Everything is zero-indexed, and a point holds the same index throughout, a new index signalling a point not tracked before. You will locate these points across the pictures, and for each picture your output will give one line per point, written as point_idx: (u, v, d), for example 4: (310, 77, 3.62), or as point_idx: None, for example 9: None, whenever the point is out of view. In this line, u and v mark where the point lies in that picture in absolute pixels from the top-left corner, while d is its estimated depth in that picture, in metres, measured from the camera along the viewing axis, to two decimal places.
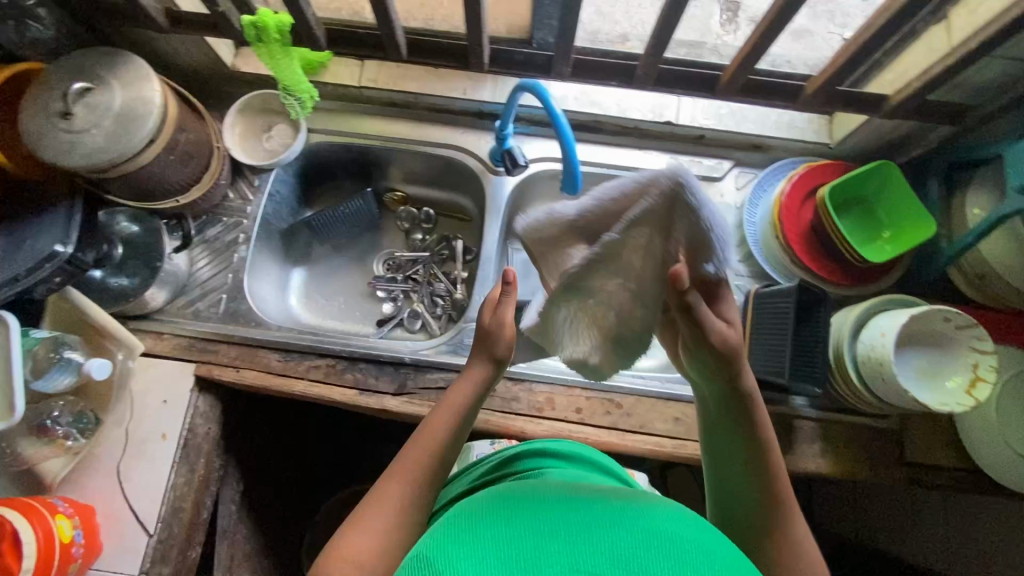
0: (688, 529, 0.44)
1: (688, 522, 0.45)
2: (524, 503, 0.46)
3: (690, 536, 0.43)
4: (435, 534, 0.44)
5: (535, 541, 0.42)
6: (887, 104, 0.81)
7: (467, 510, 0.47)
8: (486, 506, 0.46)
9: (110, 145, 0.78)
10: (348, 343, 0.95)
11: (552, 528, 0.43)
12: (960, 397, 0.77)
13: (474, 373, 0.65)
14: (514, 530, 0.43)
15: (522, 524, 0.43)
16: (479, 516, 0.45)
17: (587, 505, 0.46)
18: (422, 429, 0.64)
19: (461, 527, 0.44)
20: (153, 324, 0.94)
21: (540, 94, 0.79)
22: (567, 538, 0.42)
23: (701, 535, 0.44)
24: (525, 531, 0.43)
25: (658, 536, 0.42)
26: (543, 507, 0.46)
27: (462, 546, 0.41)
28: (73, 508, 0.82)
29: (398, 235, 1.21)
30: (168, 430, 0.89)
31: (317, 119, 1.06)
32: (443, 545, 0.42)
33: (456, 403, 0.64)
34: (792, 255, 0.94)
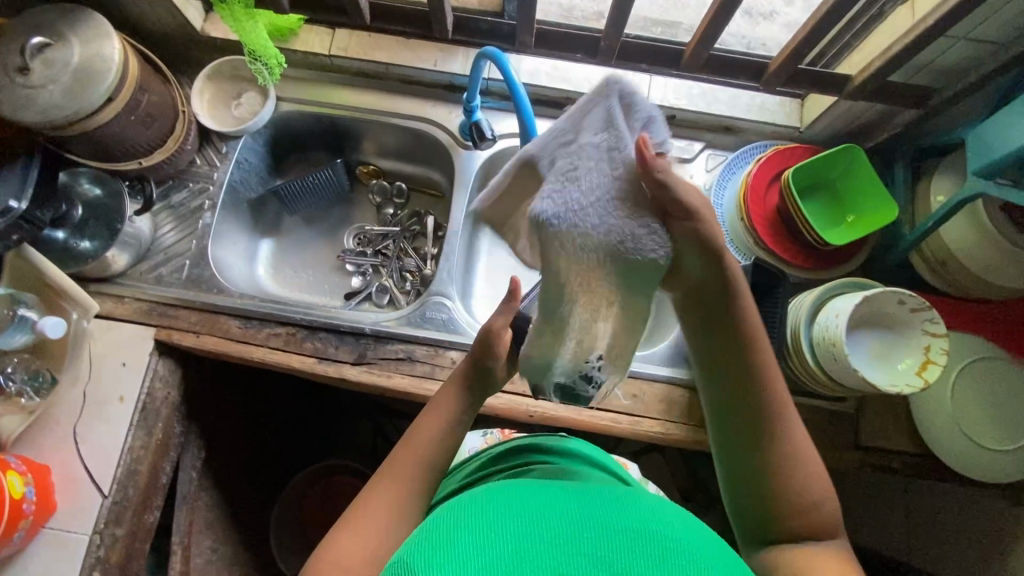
0: (673, 526, 0.45)
1: (674, 521, 0.46)
2: (505, 502, 0.47)
3: (675, 535, 0.44)
4: (418, 538, 0.45)
5: (516, 539, 0.42)
6: (850, 84, 0.81)
7: (450, 511, 0.47)
8: (468, 507, 0.47)
9: (67, 102, 0.78)
10: (309, 312, 0.94)
11: (533, 526, 0.44)
12: (910, 378, 0.77)
13: (462, 376, 0.68)
14: (495, 530, 0.43)
15: (503, 523, 0.44)
16: (461, 517, 0.45)
17: (567, 502, 0.47)
18: (411, 433, 0.65)
19: (446, 529, 0.44)
20: (114, 287, 0.94)
21: (501, 63, 0.78)
22: (547, 536, 0.43)
23: (687, 533, 0.45)
24: (506, 530, 0.43)
25: (646, 537, 0.43)
26: (524, 503, 0.46)
27: (444, 549, 0.42)
28: (26, 466, 0.82)
29: (370, 209, 1.20)
30: (126, 393, 0.89)
31: (287, 88, 1.06)
32: (425, 549, 0.42)
33: (445, 408, 0.66)
34: (756, 237, 0.94)
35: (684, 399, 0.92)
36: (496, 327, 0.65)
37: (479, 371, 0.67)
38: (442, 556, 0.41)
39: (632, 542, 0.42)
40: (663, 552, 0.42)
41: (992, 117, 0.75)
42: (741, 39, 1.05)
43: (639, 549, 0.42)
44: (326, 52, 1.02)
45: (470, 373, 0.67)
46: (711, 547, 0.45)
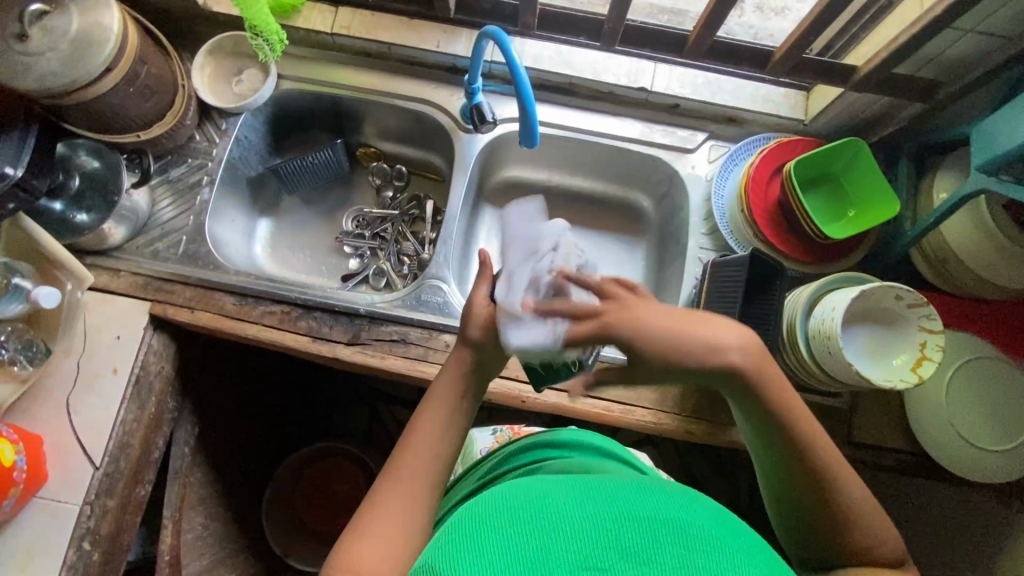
0: (693, 512, 0.46)
1: (693, 505, 0.47)
2: (523, 499, 0.48)
3: (696, 520, 0.45)
4: (442, 543, 0.46)
5: (538, 535, 0.43)
6: (856, 76, 0.80)
7: (471, 512, 0.48)
8: (487, 507, 0.48)
9: (65, 70, 0.77)
10: (305, 291, 0.94)
11: (553, 521, 0.44)
12: (904, 374, 0.77)
13: (454, 370, 0.65)
14: (516, 528, 0.44)
15: (524, 521, 0.45)
16: (483, 518, 0.46)
17: (586, 494, 0.48)
18: (409, 437, 0.63)
19: (469, 530, 0.45)
20: (110, 261, 0.94)
21: (502, 43, 0.77)
22: (568, 530, 0.43)
23: (707, 518, 0.46)
24: (528, 527, 0.44)
25: (669, 527, 0.44)
26: (543, 499, 0.47)
27: (468, 551, 0.43)
28: (18, 434, 0.83)
29: (369, 191, 1.20)
30: (120, 366, 0.89)
31: (289, 65, 1.05)
32: (450, 552, 0.43)
33: (444, 405, 0.64)
34: (755, 229, 0.94)
35: (677, 390, 0.92)
36: (477, 300, 0.64)
37: (475, 361, 0.65)
38: (467, 559, 0.42)
39: (654, 532, 0.43)
40: (686, 539, 0.43)
41: (997, 112, 0.74)
42: (748, 29, 1.03)
43: (662, 538, 0.43)
44: (328, 30, 1.01)
45: (466, 364, 0.65)
46: (733, 531, 0.46)
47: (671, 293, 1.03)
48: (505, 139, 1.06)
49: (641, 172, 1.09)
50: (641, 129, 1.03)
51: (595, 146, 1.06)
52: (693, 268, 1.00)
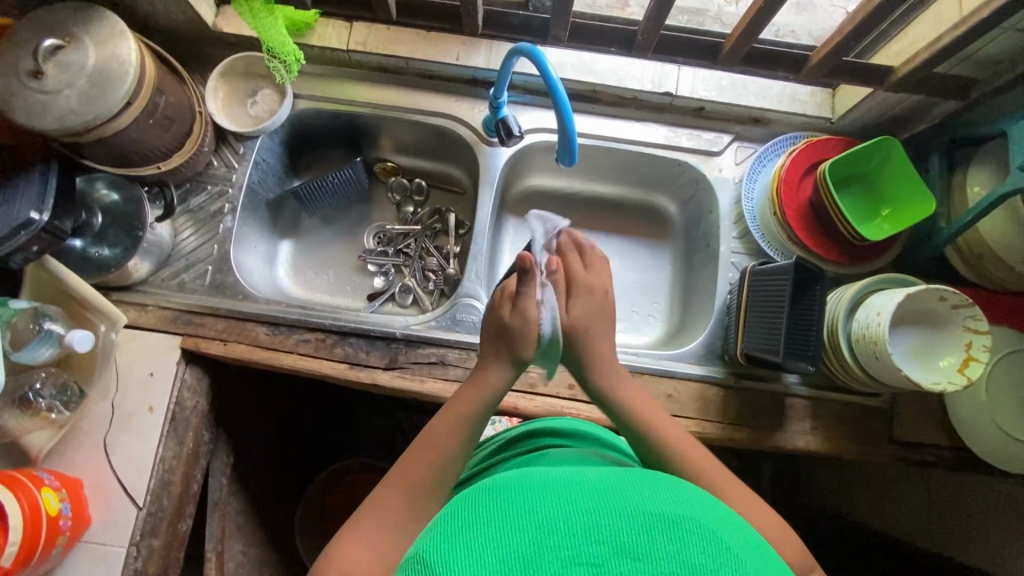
0: (693, 507, 0.44)
1: (692, 499, 0.45)
2: (518, 489, 0.45)
3: (693, 514, 0.42)
4: (432, 536, 0.43)
5: (529, 529, 0.41)
6: (893, 76, 0.79)
7: (460, 504, 0.45)
8: (481, 497, 0.45)
9: (84, 108, 0.74)
10: (339, 317, 0.93)
11: (546, 513, 0.42)
12: (952, 376, 0.77)
13: (486, 379, 0.69)
14: (509, 520, 0.41)
15: (517, 512, 0.42)
16: (476, 511, 0.43)
17: (583, 486, 0.45)
18: (421, 439, 0.65)
19: (460, 522, 0.43)
20: (137, 296, 0.92)
21: (536, 59, 0.75)
22: (563, 524, 0.41)
23: (708, 515, 0.43)
24: (520, 518, 0.41)
25: (669, 522, 0.41)
26: (539, 489, 0.45)
27: (457, 542, 0.40)
28: (59, 481, 0.81)
29: (389, 207, 1.18)
30: (155, 403, 0.88)
31: (305, 84, 1.02)
32: (439, 543, 0.41)
33: (460, 414, 0.66)
34: (789, 232, 0.93)
35: (718, 397, 0.92)
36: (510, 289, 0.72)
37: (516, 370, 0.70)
38: (455, 549, 0.40)
39: (653, 528, 0.40)
40: (686, 536, 0.40)
41: None
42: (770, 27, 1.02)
43: (661, 535, 0.40)
44: (344, 47, 0.98)
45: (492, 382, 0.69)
46: (730, 525, 0.44)
47: (703, 299, 1.03)
48: (530, 149, 1.06)
49: (666, 176, 1.08)
50: (666, 134, 1.02)
51: (620, 153, 1.05)
52: (727, 273, 0.99)
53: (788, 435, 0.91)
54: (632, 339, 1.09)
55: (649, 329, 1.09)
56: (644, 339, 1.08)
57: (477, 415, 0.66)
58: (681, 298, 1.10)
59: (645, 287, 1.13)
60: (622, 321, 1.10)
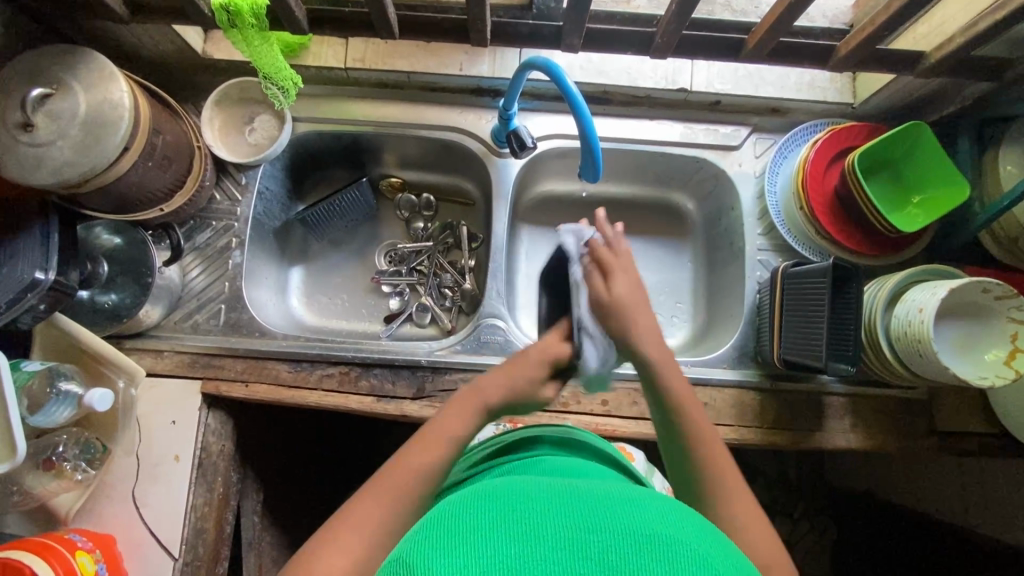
0: (690, 530, 0.40)
1: (690, 522, 0.41)
2: (508, 495, 0.43)
3: (689, 538, 0.39)
4: (414, 535, 0.41)
5: (513, 537, 0.38)
6: (925, 62, 0.75)
7: (445, 508, 0.43)
8: (468, 501, 0.43)
9: (80, 158, 0.70)
10: (362, 347, 0.91)
11: (531, 522, 0.39)
12: (1000, 369, 0.75)
13: (469, 404, 0.65)
14: (494, 525, 0.39)
15: (501, 518, 0.40)
16: (463, 513, 0.41)
17: (575, 498, 0.42)
18: (400, 455, 0.60)
19: (445, 524, 0.40)
20: (151, 342, 0.89)
21: (551, 70, 0.71)
22: (548, 537, 0.38)
23: (705, 540, 0.40)
24: (504, 526, 0.39)
25: (663, 541, 0.38)
26: (527, 498, 0.42)
27: (437, 543, 0.38)
28: (91, 540, 0.79)
29: (398, 224, 1.14)
30: (181, 452, 0.85)
31: (304, 107, 0.98)
32: (421, 545, 0.39)
33: (448, 436, 0.62)
34: (818, 227, 0.90)
35: (755, 402, 0.90)
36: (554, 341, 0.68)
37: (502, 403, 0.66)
38: (432, 550, 0.37)
39: (642, 548, 0.37)
40: (677, 559, 0.37)
41: None
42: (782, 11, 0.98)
43: (651, 555, 0.37)
44: (342, 66, 0.94)
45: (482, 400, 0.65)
46: (726, 554, 0.40)
47: (730, 298, 1.00)
48: (543, 157, 1.02)
49: (683, 174, 1.05)
50: (682, 131, 0.98)
51: (636, 154, 1.01)
52: (754, 271, 0.96)
53: (828, 435, 0.89)
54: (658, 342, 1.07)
55: (674, 331, 1.07)
56: (671, 342, 1.06)
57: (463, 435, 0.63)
58: (706, 297, 1.07)
59: (668, 288, 1.10)
60: None
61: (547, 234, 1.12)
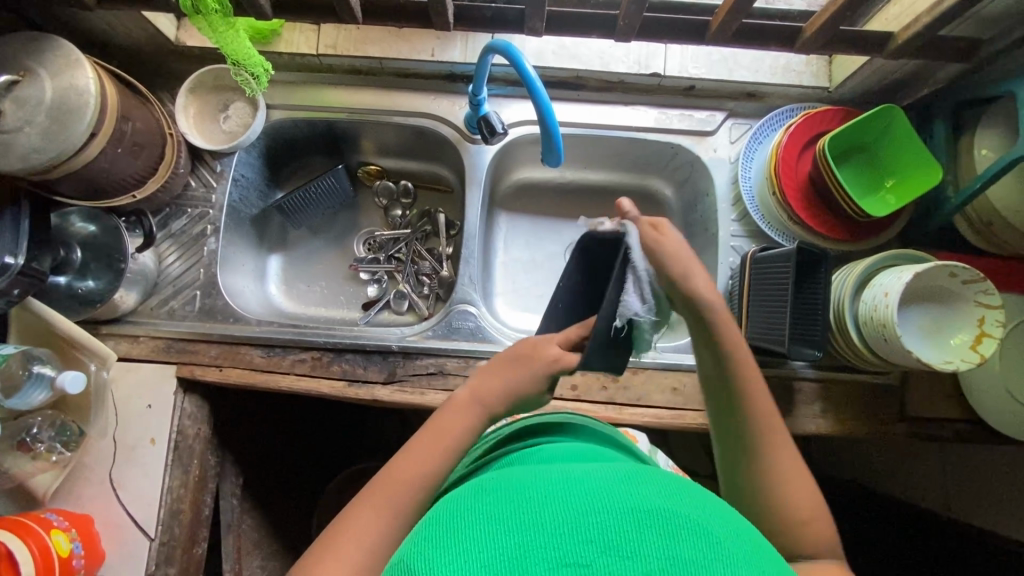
0: (683, 498, 0.41)
1: (684, 490, 0.43)
2: (506, 489, 0.43)
3: (684, 507, 0.40)
4: (415, 540, 0.41)
5: (514, 529, 0.38)
6: (894, 42, 0.74)
7: (446, 506, 0.43)
8: (465, 499, 0.43)
9: (47, 145, 0.71)
10: (334, 333, 0.91)
11: (532, 512, 0.39)
12: (964, 353, 0.74)
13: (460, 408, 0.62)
14: (494, 521, 0.39)
15: (501, 512, 0.40)
16: (463, 513, 0.41)
17: (569, 480, 0.43)
18: (391, 466, 0.58)
19: (447, 527, 0.40)
20: (127, 327, 0.91)
21: (510, 55, 0.71)
22: (548, 525, 0.38)
23: (699, 506, 0.41)
24: (503, 519, 0.39)
25: (657, 515, 0.39)
26: (522, 487, 0.42)
27: (438, 546, 0.38)
28: (68, 520, 0.81)
29: (376, 212, 1.14)
30: (157, 435, 0.87)
31: (277, 94, 0.98)
32: (423, 551, 0.39)
33: (442, 440, 0.59)
34: (789, 212, 0.90)
35: None
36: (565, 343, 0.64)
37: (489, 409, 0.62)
38: (436, 554, 0.37)
39: (642, 523, 0.38)
40: (675, 530, 0.38)
41: None
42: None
43: (650, 529, 0.38)
44: (314, 52, 0.94)
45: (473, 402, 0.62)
46: (721, 516, 0.42)
47: None
48: (515, 143, 1.02)
49: (659, 160, 1.05)
50: (656, 117, 0.98)
51: (611, 140, 1.01)
52: (727, 258, 0.96)
53: (798, 420, 0.89)
54: None
55: None
56: None
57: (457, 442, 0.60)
58: None
59: None
60: None
61: (524, 222, 1.12)
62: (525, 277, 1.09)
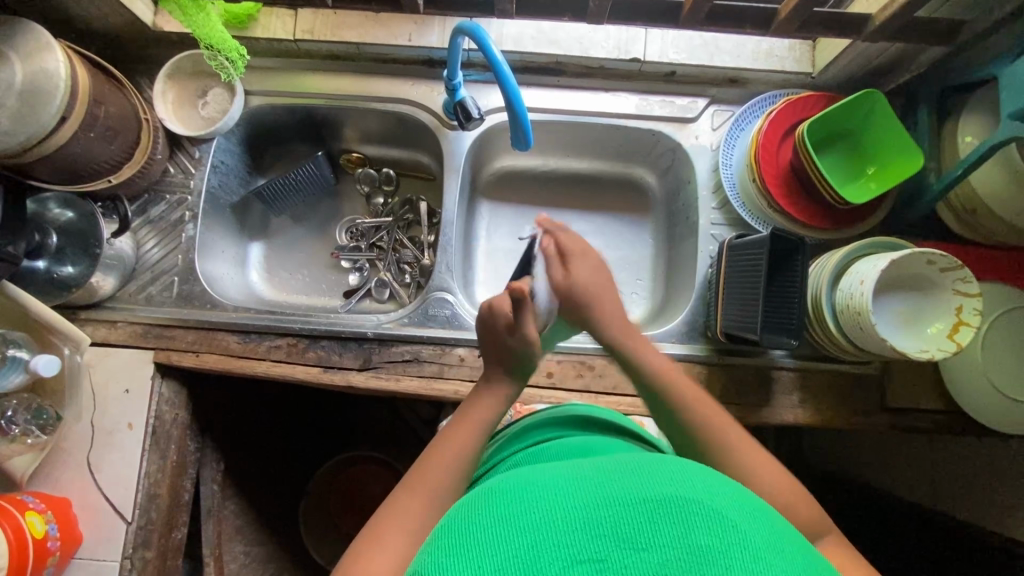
0: (696, 485, 0.41)
1: (696, 475, 0.42)
2: (515, 491, 0.43)
3: (696, 493, 0.40)
4: (429, 550, 0.41)
5: (526, 529, 0.39)
6: (871, 24, 0.72)
7: (460, 514, 0.44)
8: (479, 505, 0.43)
9: (16, 127, 0.71)
10: (311, 319, 0.91)
11: (542, 511, 0.40)
12: (942, 343, 0.73)
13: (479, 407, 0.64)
14: (508, 523, 0.40)
15: (514, 513, 0.40)
16: (476, 517, 0.42)
17: (581, 476, 0.43)
18: (418, 465, 0.59)
19: (463, 533, 0.41)
20: (105, 313, 0.91)
21: (478, 38, 0.71)
22: (559, 521, 0.39)
23: (712, 491, 0.41)
24: (516, 521, 0.40)
25: (665, 505, 0.39)
26: (534, 489, 0.43)
27: (455, 552, 0.39)
28: (45, 503, 0.82)
29: (359, 200, 1.14)
30: (134, 419, 0.87)
31: (255, 80, 0.98)
32: (437, 557, 0.39)
33: (465, 436, 0.61)
34: (770, 200, 0.88)
35: (703, 376, 0.89)
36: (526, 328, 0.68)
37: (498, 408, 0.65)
38: (453, 561, 0.38)
39: (653, 512, 0.38)
40: (689, 517, 0.38)
41: None
42: None
43: (662, 518, 0.38)
44: (291, 37, 0.93)
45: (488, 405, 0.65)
46: (738, 499, 0.41)
47: (686, 274, 0.99)
48: (495, 131, 1.01)
49: (641, 148, 1.04)
50: (636, 103, 0.97)
51: (591, 127, 1.00)
52: (708, 246, 0.95)
53: (777, 410, 0.88)
54: None
55: (632, 307, 1.06)
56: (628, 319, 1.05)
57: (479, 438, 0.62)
58: (665, 273, 1.06)
59: (627, 264, 1.09)
60: None
61: (507, 211, 1.12)
62: (506, 266, 1.08)
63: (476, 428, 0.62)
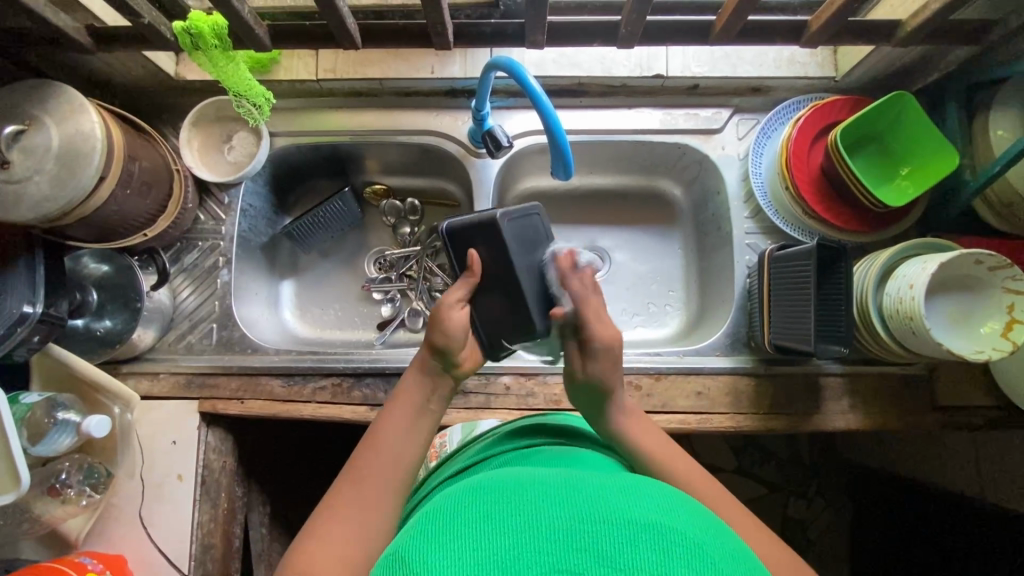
0: (683, 519, 0.40)
1: (684, 512, 0.41)
2: (503, 488, 0.43)
3: (684, 528, 0.38)
4: (410, 530, 0.41)
5: (508, 529, 0.38)
6: (901, 30, 0.73)
7: (442, 503, 0.43)
8: (464, 497, 0.43)
9: (57, 192, 0.71)
10: (351, 358, 0.91)
11: (527, 513, 0.39)
12: (996, 342, 0.73)
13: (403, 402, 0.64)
14: (489, 519, 0.39)
15: (498, 511, 0.40)
16: (457, 508, 0.41)
17: (571, 488, 0.42)
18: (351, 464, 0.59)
19: (440, 521, 0.40)
20: (148, 365, 0.91)
21: (515, 72, 0.71)
22: (544, 528, 0.38)
23: (697, 528, 0.39)
24: (499, 520, 0.39)
25: (653, 531, 0.37)
26: (521, 490, 0.42)
27: (436, 538, 0.38)
28: (102, 562, 0.81)
29: (385, 230, 1.13)
30: (184, 471, 0.87)
31: (280, 122, 0.98)
32: (417, 540, 0.39)
33: (397, 430, 0.62)
34: (804, 206, 0.88)
35: (750, 388, 0.89)
36: (450, 300, 0.66)
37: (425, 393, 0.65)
38: (432, 545, 0.37)
39: (637, 537, 0.37)
40: (671, 548, 0.36)
41: None
42: None
43: (645, 544, 0.36)
44: (314, 77, 0.94)
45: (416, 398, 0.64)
46: (719, 539, 0.40)
47: (722, 283, 0.98)
48: (522, 154, 1.01)
49: (667, 161, 1.03)
50: (661, 118, 0.97)
51: (617, 144, 1.00)
52: (743, 256, 0.95)
53: (827, 417, 0.88)
54: (653, 333, 1.05)
55: (666, 320, 1.06)
56: (664, 332, 1.05)
57: (418, 434, 0.62)
58: (698, 283, 1.06)
59: (659, 277, 1.09)
60: (640, 315, 1.06)
61: None
62: None
63: (398, 433, 0.61)
